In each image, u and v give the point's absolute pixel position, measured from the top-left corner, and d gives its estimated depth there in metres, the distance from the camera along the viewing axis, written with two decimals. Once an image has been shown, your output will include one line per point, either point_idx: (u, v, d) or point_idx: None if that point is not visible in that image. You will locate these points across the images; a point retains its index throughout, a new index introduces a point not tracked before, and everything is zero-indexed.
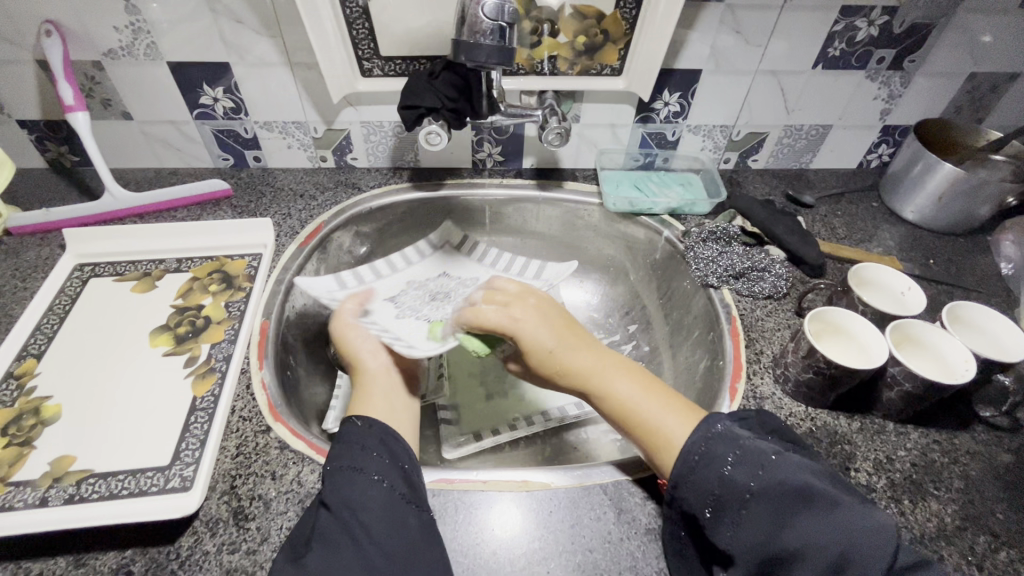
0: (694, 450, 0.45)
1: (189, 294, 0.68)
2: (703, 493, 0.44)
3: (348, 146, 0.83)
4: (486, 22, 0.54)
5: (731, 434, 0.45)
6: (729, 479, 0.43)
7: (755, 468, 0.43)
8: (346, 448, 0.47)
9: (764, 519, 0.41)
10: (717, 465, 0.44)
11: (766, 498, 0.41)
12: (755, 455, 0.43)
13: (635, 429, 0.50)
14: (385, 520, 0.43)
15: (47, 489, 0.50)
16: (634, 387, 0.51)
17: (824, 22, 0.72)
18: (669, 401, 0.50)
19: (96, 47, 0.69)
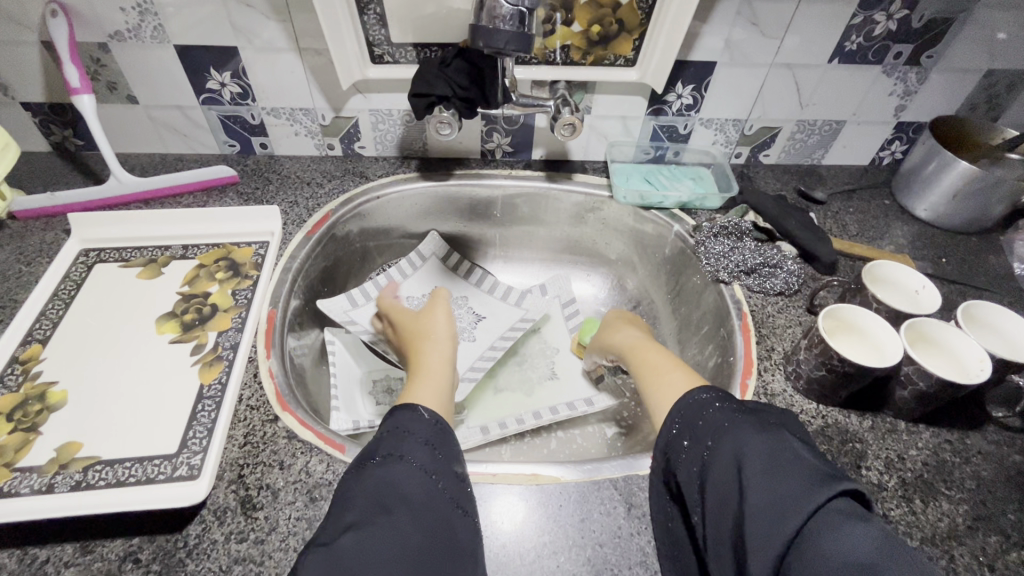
0: (674, 414, 0.46)
1: (195, 282, 0.67)
2: (680, 452, 0.44)
3: (356, 134, 0.82)
4: (505, 7, 0.53)
5: (708, 397, 0.45)
6: (698, 436, 0.43)
7: (717, 427, 0.42)
8: (403, 436, 0.46)
9: (717, 470, 0.40)
10: (687, 431, 0.44)
11: (721, 449, 0.40)
12: (713, 421, 0.43)
13: (653, 379, 0.54)
14: (437, 519, 0.42)
15: (54, 475, 0.49)
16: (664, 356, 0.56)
17: (842, 15, 0.70)
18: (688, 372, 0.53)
19: (102, 28, 0.68)
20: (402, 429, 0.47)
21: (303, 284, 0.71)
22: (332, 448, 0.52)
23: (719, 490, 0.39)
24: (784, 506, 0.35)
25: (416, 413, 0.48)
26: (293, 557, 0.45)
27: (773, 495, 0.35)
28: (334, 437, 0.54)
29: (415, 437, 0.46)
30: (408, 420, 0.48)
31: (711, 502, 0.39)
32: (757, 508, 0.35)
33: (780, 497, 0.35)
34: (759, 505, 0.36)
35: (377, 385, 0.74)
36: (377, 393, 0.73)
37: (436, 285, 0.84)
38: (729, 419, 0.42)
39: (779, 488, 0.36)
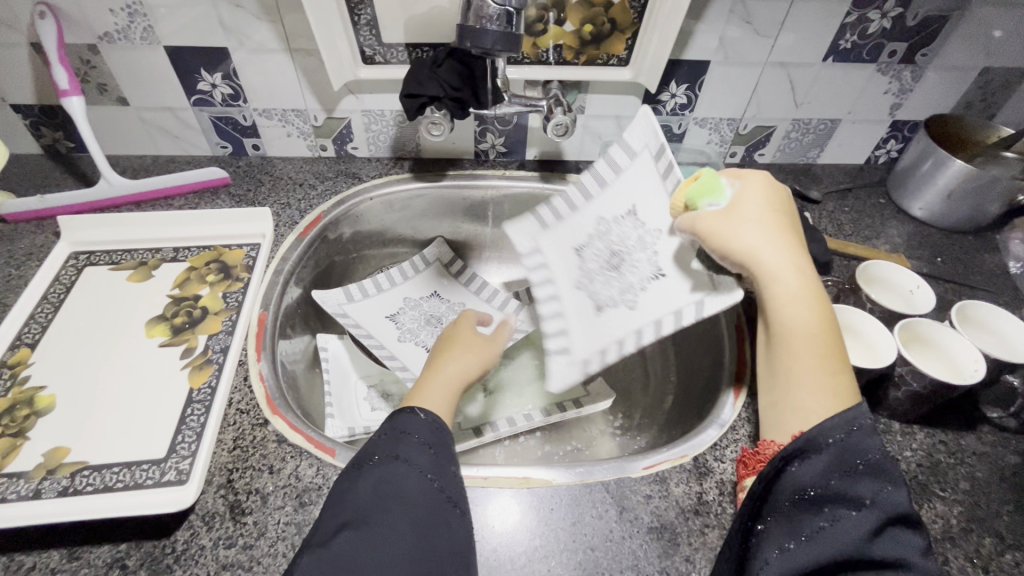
0: (834, 439, 0.40)
1: (185, 284, 0.67)
2: (803, 484, 0.39)
3: (348, 135, 0.82)
4: (491, 7, 0.52)
5: (869, 450, 0.39)
6: (843, 486, 0.38)
7: (877, 488, 0.38)
8: (399, 437, 0.45)
9: (856, 535, 0.37)
10: (850, 462, 0.39)
11: (866, 521, 0.38)
12: (883, 474, 0.39)
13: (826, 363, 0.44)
14: (430, 520, 0.41)
15: (41, 481, 0.49)
16: (807, 325, 0.45)
17: (836, 13, 0.70)
18: (829, 374, 0.43)
19: (91, 29, 0.67)
20: (400, 430, 0.46)
21: (295, 287, 0.71)
22: (321, 451, 0.52)
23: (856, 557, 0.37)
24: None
25: (410, 415, 0.47)
26: (282, 561, 0.45)
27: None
28: (324, 441, 0.53)
29: (412, 438, 0.45)
30: (405, 421, 0.47)
31: (831, 555, 0.37)
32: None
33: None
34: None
35: (372, 391, 0.73)
36: (373, 398, 0.72)
37: (435, 291, 0.83)
38: (884, 474, 0.39)
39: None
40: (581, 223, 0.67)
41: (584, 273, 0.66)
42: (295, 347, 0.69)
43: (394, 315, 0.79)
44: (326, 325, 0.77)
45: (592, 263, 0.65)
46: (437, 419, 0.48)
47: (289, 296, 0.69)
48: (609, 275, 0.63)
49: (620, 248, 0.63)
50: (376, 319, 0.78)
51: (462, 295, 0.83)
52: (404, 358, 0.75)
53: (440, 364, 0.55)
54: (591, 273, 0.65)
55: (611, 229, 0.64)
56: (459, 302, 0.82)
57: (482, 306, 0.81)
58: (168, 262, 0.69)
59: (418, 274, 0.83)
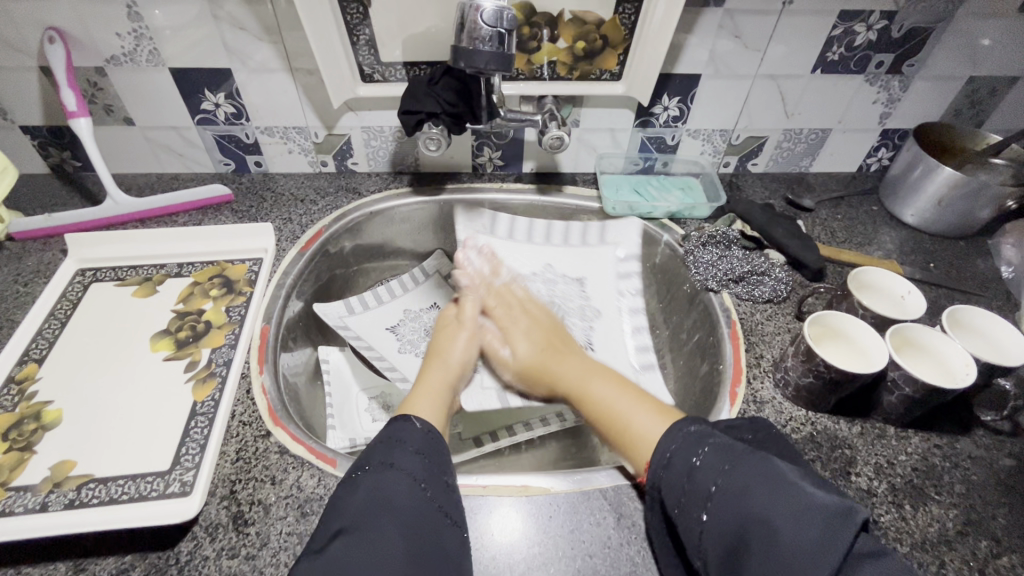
0: (665, 451, 0.46)
1: (189, 300, 0.68)
2: (676, 488, 0.44)
3: (348, 151, 0.84)
4: (484, 28, 0.54)
5: (702, 435, 0.45)
6: (697, 474, 0.43)
7: (720, 465, 0.42)
8: (395, 445, 0.47)
9: (727, 510, 0.40)
10: (688, 460, 0.44)
11: (732, 489, 0.41)
12: (725, 452, 0.43)
13: (614, 432, 0.54)
14: (424, 527, 0.43)
15: (48, 493, 0.50)
16: (609, 390, 0.57)
17: (822, 26, 0.72)
18: (642, 404, 0.54)
19: (99, 52, 0.69)
20: (393, 439, 0.48)
21: (296, 300, 0.72)
22: (323, 462, 0.53)
23: (733, 530, 0.39)
24: (819, 552, 0.35)
25: (404, 423, 0.50)
26: (284, 571, 0.46)
27: (800, 540, 0.36)
28: (325, 451, 0.54)
29: (405, 448, 0.47)
30: (399, 430, 0.49)
31: (722, 535, 0.40)
32: (785, 554, 0.36)
33: (809, 542, 0.36)
34: (787, 556, 0.36)
35: (373, 403, 0.74)
36: (374, 411, 0.73)
37: (434, 301, 0.84)
38: (726, 457, 0.43)
39: (805, 537, 0.36)
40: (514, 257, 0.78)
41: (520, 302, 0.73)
42: (297, 360, 0.70)
43: (394, 326, 0.79)
44: (327, 338, 0.78)
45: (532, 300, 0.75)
46: (432, 428, 0.50)
47: (290, 309, 0.70)
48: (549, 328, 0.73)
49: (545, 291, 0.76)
50: (376, 330, 0.78)
51: None
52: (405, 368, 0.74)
53: (448, 360, 0.62)
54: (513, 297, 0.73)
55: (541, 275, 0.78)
56: None
57: None
58: (173, 278, 0.71)
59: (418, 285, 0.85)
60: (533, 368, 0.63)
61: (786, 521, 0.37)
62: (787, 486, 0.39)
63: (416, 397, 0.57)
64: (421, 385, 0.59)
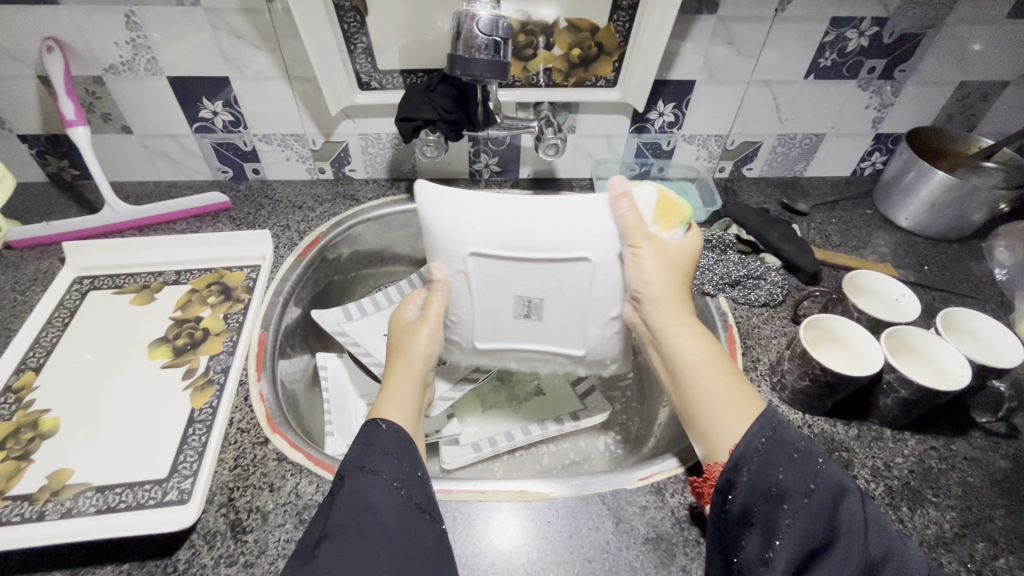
0: (759, 437, 0.43)
1: (185, 307, 0.68)
2: (760, 486, 0.42)
3: (346, 158, 0.84)
4: (480, 37, 0.55)
5: (789, 433, 0.44)
6: (789, 477, 0.41)
7: (811, 469, 0.42)
8: (367, 449, 0.46)
9: (817, 513, 0.40)
10: (780, 458, 0.42)
11: (824, 493, 0.41)
12: (812, 456, 0.42)
13: (696, 402, 0.49)
14: (402, 529, 0.43)
15: (45, 503, 0.50)
16: (702, 351, 0.51)
17: (815, 33, 0.73)
18: (738, 388, 0.49)
19: (97, 61, 0.70)
20: (366, 442, 0.47)
21: (294, 307, 0.72)
22: (322, 469, 0.53)
23: (818, 534, 0.40)
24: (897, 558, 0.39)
25: (373, 426, 0.49)
26: None
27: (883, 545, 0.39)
28: (324, 458, 0.54)
29: (380, 451, 0.46)
30: (369, 433, 0.48)
31: (805, 535, 0.40)
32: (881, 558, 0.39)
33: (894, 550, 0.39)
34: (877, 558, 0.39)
35: None
36: None
37: None
38: (813, 459, 0.42)
39: (889, 542, 0.40)
40: None
41: None
42: (294, 367, 0.70)
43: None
44: (326, 345, 0.78)
45: None
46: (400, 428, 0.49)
47: (288, 316, 0.70)
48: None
49: None
50: (376, 338, 0.75)
51: None
52: None
53: (407, 354, 0.55)
54: None
55: None
56: None
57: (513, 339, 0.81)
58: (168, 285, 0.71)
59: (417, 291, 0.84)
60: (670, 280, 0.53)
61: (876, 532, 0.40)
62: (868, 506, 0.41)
63: (385, 398, 0.53)
64: (389, 387, 0.54)
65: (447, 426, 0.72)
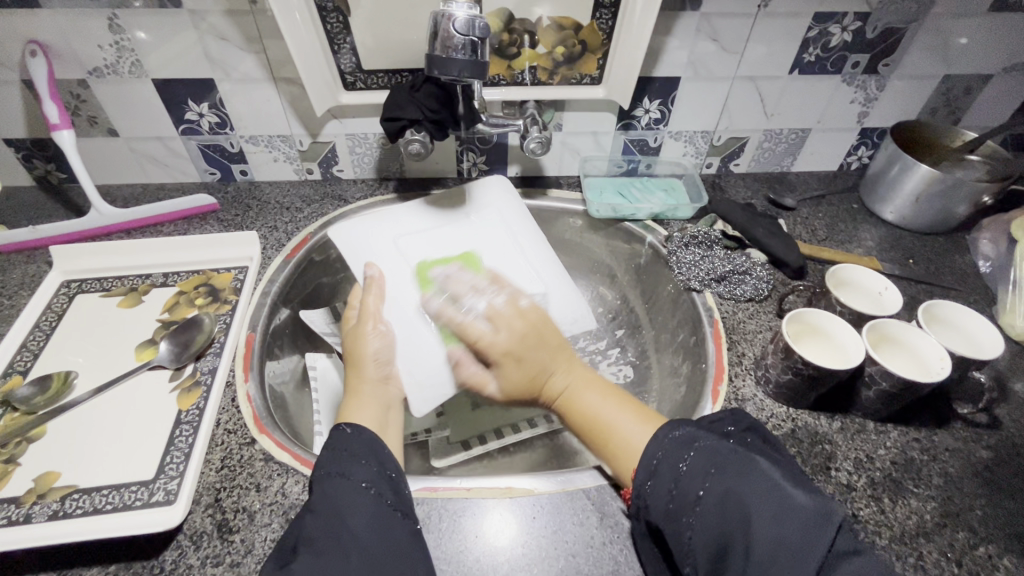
0: (655, 454, 0.45)
1: (185, 350, 0.62)
2: (662, 502, 0.43)
3: (333, 158, 0.84)
4: (458, 37, 0.55)
5: (688, 437, 0.45)
6: (683, 481, 0.42)
7: (704, 473, 0.42)
8: (336, 455, 0.47)
9: (714, 515, 0.40)
10: (672, 465, 0.43)
11: (720, 493, 0.40)
12: (708, 456, 0.43)
13: (598, 439, 0.52)
14: (377, 528, 0.43)
15: (31, 505, 0.50)
16: (597, 399, 0.54)
17: (798, 28, 0.73)
18: (625, 409, 0.53)
19: (81, 64, 0.70)
20: (333, 448, 0.48)
21: (283, 307, 0.72)
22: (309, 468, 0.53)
23: (717, 538, 0.39)
24: (801, 552, 0.36)
25: (337, 431, 0.50)
26: None
27: (779, 540, 0.37)
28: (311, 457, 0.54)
29: (349, 455, 0.47)
30: (334, 439, 0.49)
31: (709, 541, 0.40)
32: (769, 555, 0.36)
33: (789, 544, 0.37)
34: (768, 559, 0.36)
35: None
36: None
37: None
38: (703, 465, 0.42)
39: (784, 536, 0.37)
40: None
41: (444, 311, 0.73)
42: (283, 367, 0.70)
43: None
44: (316, 345, 0.78)
45: None
46: (362, 431, 0.50)
47: (277, 317, 0.70)
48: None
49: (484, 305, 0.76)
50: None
51: None
52: None
53: (357, 359, 0.57)
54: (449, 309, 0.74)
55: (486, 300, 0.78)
56: None
57: None
58: (171, 330, 0.65)
59: None
60: (524, 385, 0.56)
61: (768, 525, 0.38)
62: (776, 496, 0.39)
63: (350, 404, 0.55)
64: (352, 393, 0.56)
65: (437, 425, 0.73)
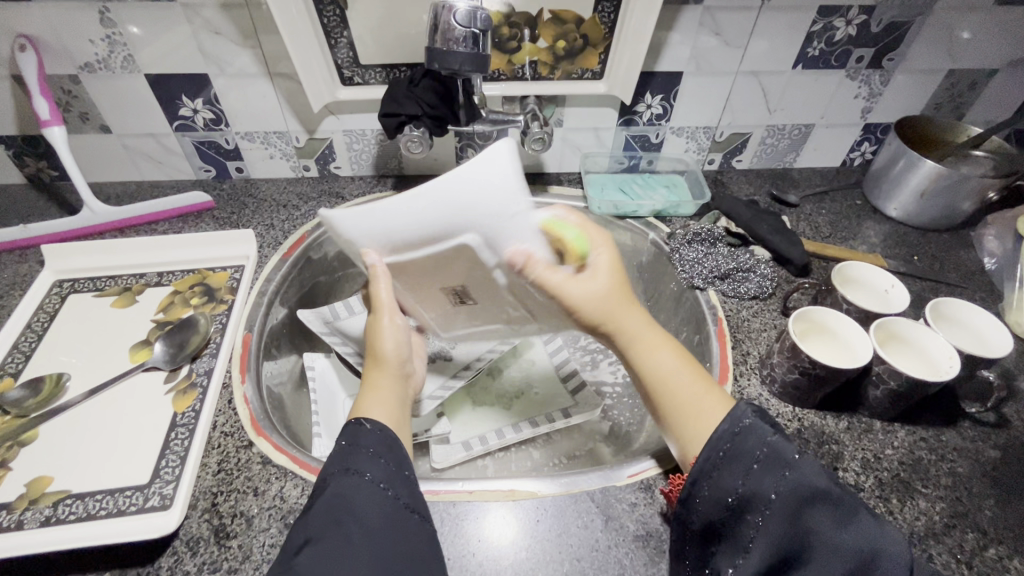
0: (725, 439, 0.41)
1: (180, 351, 0.61)
2: (722, 492, 0.40)
3: (331, 155, 0.83)
4: (458, 29, 0.53)
5: (761, 428, 0.41)
6: (756, 476, 0.39)
7: (778, 468, 0.39)
8: (351, 450, 0.46)
9: (783, 513, 0.38)
10: (744, 460, 0.40)
11: (792, 490, 0.38)
12: (782, 454, 0.39)
13: (670, 412, 0.48)
14: (392, 531, 0.42)
15: (23, 511, 0.49)
16: (673, 362, 0.50)
17: (802, 22, 0.72)
18: (703, 386, 0.48)
19: (72, 59, 0.68)
20: (349, 443, 0.46)
21: (280, 307, 0.71)
22: (307, 472, 0.52)
23: (785, 540, 0.37)
24: (871, 568, 0.35)
25: (356, 425, 0.48)
26: None
27: (852, 554, 0.36)
28: (309, 461, 0.53)
29: (365, 450, 0.46)
30: (353, 434, 0.47)
31: (770, 541, 0.38)
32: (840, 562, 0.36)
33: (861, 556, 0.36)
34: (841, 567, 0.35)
35: None
36: None
37: None
38: (780, 459, 0.39)
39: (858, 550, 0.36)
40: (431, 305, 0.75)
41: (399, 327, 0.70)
42: (281, 368, 0.69)
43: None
44: (313, 345, 0.77)
45: None
46: (383, 429, 0.48)
47: (274, 317, 0.69)
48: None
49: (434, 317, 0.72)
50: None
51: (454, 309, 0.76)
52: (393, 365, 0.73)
53: (378, 357, 0.54)
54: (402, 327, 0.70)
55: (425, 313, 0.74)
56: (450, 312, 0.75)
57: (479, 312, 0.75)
58: (166, 331, 0.64)
59: None
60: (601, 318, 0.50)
61: (843, 533, 0.36)
62: (851, 505, 0.37)
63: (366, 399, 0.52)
64: (369, 390, 0.53)
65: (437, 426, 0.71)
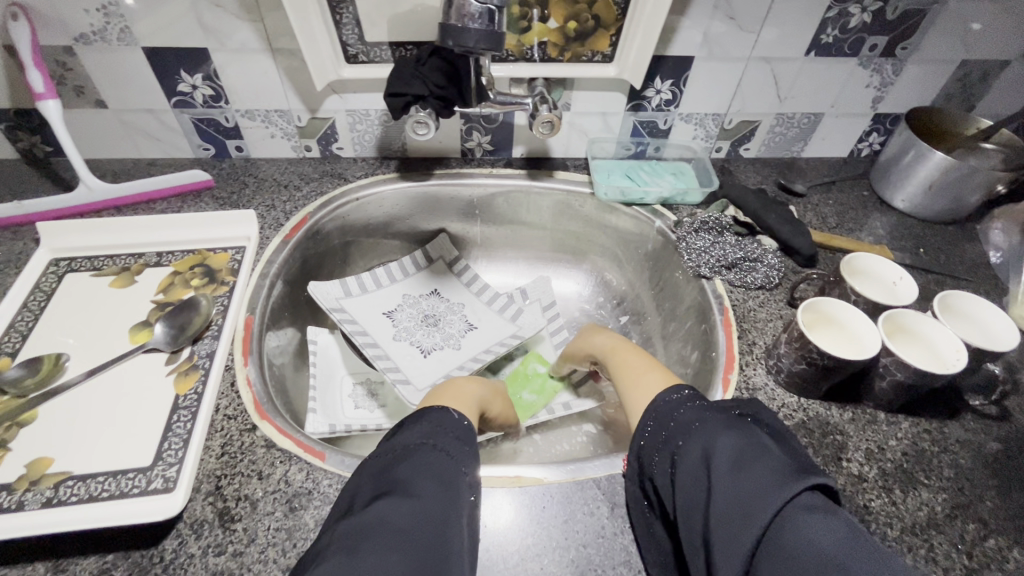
0: (647, 421, 0.47)
1: (181, 333, 0.60)
2: (652, 458, 0.45)
3: (333, 135, 0.81)
4: (474, 5, 0.52)
5: (684, 399, 0.46)
6: (670, 439, 0.44)
7: (686, 429, 0.43)
8: (437, 426, 0.45)
9: (689, 466, 0.41)
10: (662, 424, 0.45)
11: (695, 445, 0.41)
12: (689, 417, 0.44)
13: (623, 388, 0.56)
14: (451, 506, 0.40)
15: (24, 492, 0.48)
16: (634, 353, 0.60)
17: (817, 8, 0.70)
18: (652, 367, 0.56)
19: (67, 31, 0.66)
20: (437, 421, 0.46)
21: (281, 289, 0.70)
22: (311, 456, 0.52)
23: (692, 487, 0.40)
24: (748, 507, 0.35)
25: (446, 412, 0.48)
26: (272, 567, 0.45)
27: (734, 497, 0.36)
28: (313, 445, 0.53)
29: (449, 431, 0.45)
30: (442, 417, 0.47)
31: (682, 493, 0.41)
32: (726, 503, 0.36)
33: (741, 497, 0.36)
34: (726, 512, 0.36)
35: (358, 390, 0.74)
36: (358, 397, 0.73)
37: (433, 288, 0.86)
38: (688, 426, 0.43)
39: (742, 493, 0.36)
40: (389, 296, 0.83)
41: (401, 331, 0.80)
42: (283, 350, 0.68)
43: (390, 312, 0.81)
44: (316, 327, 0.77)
45: (406, 324, 0.81)
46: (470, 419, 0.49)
47: (276, 299, 0.68)
48: (428, 329, 0.81)
49: (432, 314, 0.83)
50: (373, 316, 0.80)
51: (460, 292, 0.86)
52: (398, 358, 0.77)
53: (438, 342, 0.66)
54: (405, 329, 0.81)
55: (419, 302, 0.84)
56: (458, 300, 0.85)
57: (480, 309, 0.84)
58: (167, 312, 0.63)
59: (410, 274, 0.86)
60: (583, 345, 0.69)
61: (726, 478, 0.37)
62: (744, 452, 0.38)
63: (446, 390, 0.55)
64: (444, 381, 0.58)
65: None
